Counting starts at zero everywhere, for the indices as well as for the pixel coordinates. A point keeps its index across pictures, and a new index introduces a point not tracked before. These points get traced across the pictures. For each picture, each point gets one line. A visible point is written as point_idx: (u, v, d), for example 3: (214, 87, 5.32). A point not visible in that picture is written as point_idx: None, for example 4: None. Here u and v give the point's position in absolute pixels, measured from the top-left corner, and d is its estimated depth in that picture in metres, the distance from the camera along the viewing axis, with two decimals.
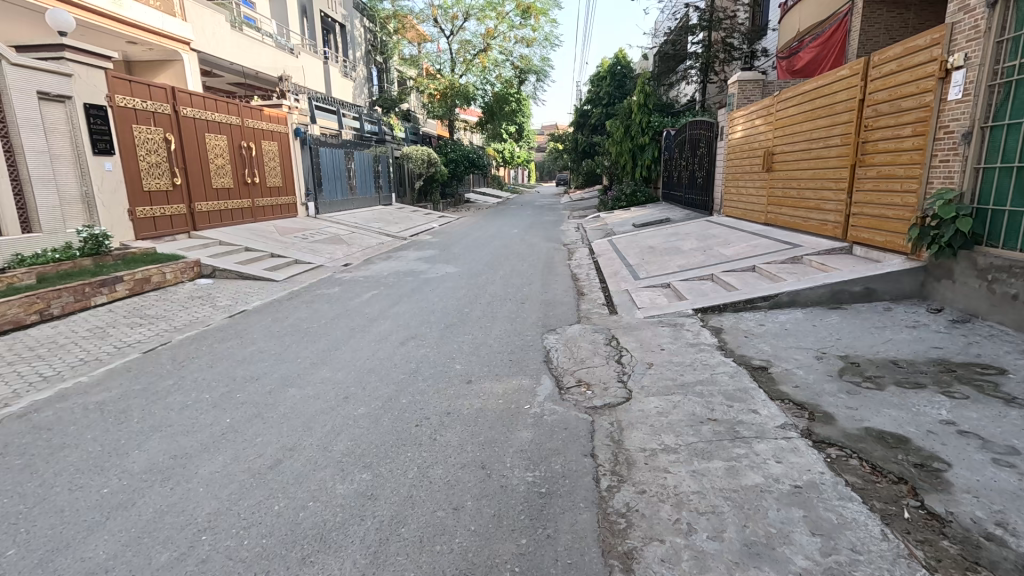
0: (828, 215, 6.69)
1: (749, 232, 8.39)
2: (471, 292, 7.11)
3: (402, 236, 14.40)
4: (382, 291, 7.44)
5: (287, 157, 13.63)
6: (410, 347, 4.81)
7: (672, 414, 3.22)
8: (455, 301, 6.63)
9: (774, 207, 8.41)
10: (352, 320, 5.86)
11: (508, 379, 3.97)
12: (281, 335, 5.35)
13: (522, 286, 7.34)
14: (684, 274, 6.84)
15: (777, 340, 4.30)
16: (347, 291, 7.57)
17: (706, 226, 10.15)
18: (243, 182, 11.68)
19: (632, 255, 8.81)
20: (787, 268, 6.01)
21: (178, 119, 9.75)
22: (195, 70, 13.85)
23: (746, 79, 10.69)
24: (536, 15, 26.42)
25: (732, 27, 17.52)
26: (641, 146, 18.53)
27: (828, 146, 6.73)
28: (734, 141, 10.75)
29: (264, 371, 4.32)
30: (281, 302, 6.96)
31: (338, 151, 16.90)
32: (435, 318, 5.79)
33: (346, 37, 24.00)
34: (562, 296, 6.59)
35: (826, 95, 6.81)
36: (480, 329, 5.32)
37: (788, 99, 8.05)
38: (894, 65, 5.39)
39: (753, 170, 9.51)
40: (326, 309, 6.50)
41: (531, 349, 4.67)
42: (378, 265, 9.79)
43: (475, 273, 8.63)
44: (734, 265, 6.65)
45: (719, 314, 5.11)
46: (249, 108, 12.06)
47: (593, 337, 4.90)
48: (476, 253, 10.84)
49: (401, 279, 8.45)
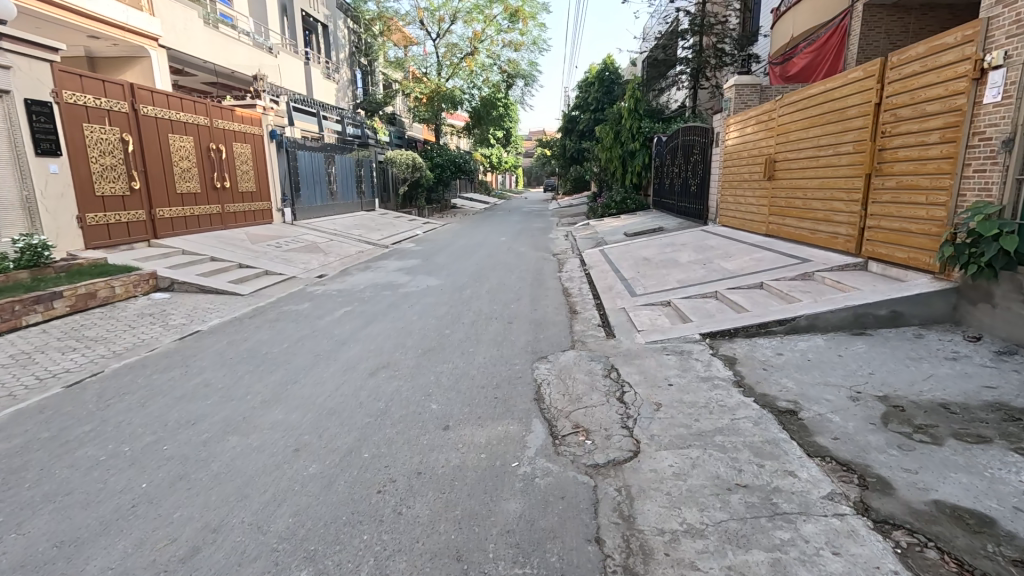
0: (838, 227, 6.23)
1: (750, 244, 7.91)
2: (454, 309, 6.48)
3: (384, 244, 13.76)
4: (356, 307, 6.80)
5: (261, 159, 12.91)
6: (381, 380, 4.18)
7: (692, 477, 2.65)
8: (435, 320, 6.01)
9: (777, 218, 7.95)
10: (317, 344, 5.19)
11: (493, 424, 3.37)
12: (233, 362, 4.67)
13: (509, 303, 6.73)
14: (684, 290, 6.31)
15: (801, 374, 3.76)
16: (317, 307, 6.90)
17: (702, 236, 9.68)
18: (212, 186, 10.95)
19: (627, 268, 8.26)
20: (798, 286, 5.52)
21: (137, 118, 9.02)
22: (164, 68, 13.08)
23: (744, 83, 10.26)
24: (524, 19, 26.02)
25: (723, 32, 17.41)
26: (631, 153, 18.09)
27: (838, 153, 6.28)
28: (730, 147, 10.30)
29: (205, 411, 3.65)
30: (243, 321, 6.26)
31: (318, 154, 16.21)
32: (411, 342, 5.17)
33: (329, 38, 23.32)
34: (554, 315, 6.01)
35: (835, 99, 6.37)
36: (462, 355, 4.71)
37: (791, 103, 7.60)
38: (917, 65, 4.94)
39: (752, 178, 9.07)
40: (290, 329, 5.82)
41: (520, 382, 4.06)
42: (355, 277, 9.11)
43: (459, 286, 8.00)
44: (739, 281, 6.15)
45: (729, 340, 4.57)
46: (220, 107, 11.34)
47: (589, 367, 4.32)
48: (460, 264, 10.22)
49: (378, 292, 7.80)
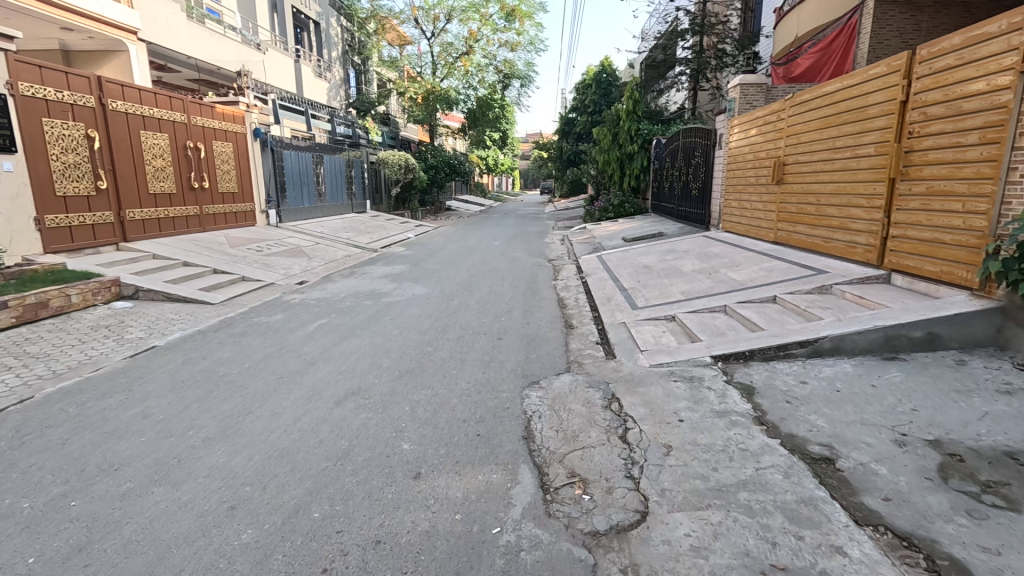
0: (857, 236, 5.74)
1: (758, 252, 7.42)
2: (440, 322, 5.95)
3: (373, 248, 13.22)
4: (334, 319, 6.26)
5: (244, 159, 12.35)
6: (348, 411, 3.63)
7: (715, 554, 2.12)
8: (418, 335, 5.47)
9: (787, 225, 7.45)
10: (284, 363, 4.64)
11: (474, 472, 2.84)
12: (183, 387, 4.11)
13: (500, 315, 6.20)
14: (690, 303, 5.80)
15: (832, 410, 3.24)
16: (292, 318, 6.34)
17: (705, 243, 9.19)
18: (188, 186, 10.38)
19: (626, 277, 7.75)
20: (817, 301, 5.01)
21: (105, 113, 8.45)
22: (144, 63, 12.49)
23: (748, 83, 9.74)
24: (521, 18, 25.56)
25: (724, 32, 17.10)
26: (629, 155, 17.62)
27: (856, 156, 5.79)
28: (734, 150, 9.81)
29: (135, 451, 3.09)
30: (206, 334, 5.70)
31: (306, 154, 15.64)
32: (388, 362, 4.63)
33: (321, 36, 22.74)
34: (548, 331, 5.48)
35: (853, 98, 5.90)
36: (443, 380, 4.17)
37: (802, 102, 7.11)
38: (952, 59, 4.47)
39: (758, 182, 8.59)
40: (258, 344, 5.27)
41: (507, 414, 3.53)
42: (337, 284, 8.55)
43: (447, 295, 7.46)
44: (750, 294, 5.64)
45: (744, 365, 4.04)
46: (198, 103, 10.78)
47: (586, 396, 3.79)
48: (449, 270, 9.70)
49: (360, 302, 7.24)
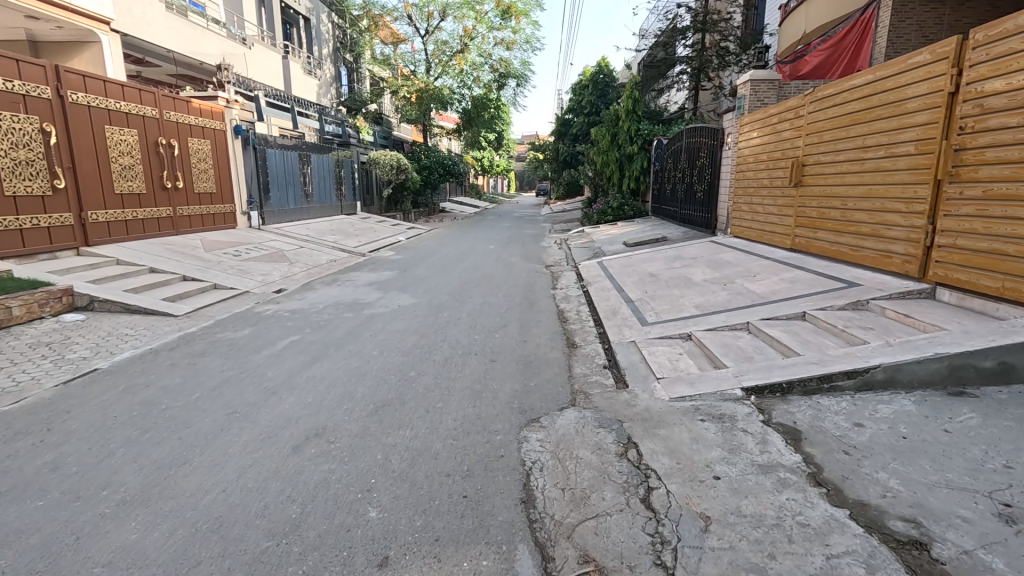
0: (892, 244, 5.15)
1: (775, 261, 6.81)
2: (427, 340, 5.30)
3: (361, 252, 12.56)
4: (308, 334, 5.59)
5: (223, 157, 11.66)
6: (307, 461, 2.96)
7: None
8: (401, 356, 4.81)
9: (807, 231, 6.87)
10: (240, 392, 3.95)
11: (459, 558, 2.18)
12: (114, 425, 3.43)
13: (494, 332, 5.55)
14: (706, 319, 5.17)
15: (904, 466, 2.61)
16: (261, 334, 5.66)
17: (714, 249, 8.60)
18: (160, 186, 9.69)
19: (631, 287, 7.13)
20: (854, 320, 4.40)
21: (63, 106, 7.74)
22: (117, 55, 11.75)
23: (760, 78, 9.14)
24: (517, 16, 24.97)
25: (727, 30, 16.60)
26: (629, 156, 17.03)
27: (891, 155, 5.20)
28: (743, 150, 9.23)
29: (25, 524, 2.40)
30: (161, 353, 5.02)
31: (292, 153, 14.94)
32: (364, 392, 3.96)
33: (311, 32, 22.10)
34: (548, 353, 4.84)
35: (889, 91, 5.29)
36: (425, 417, 3.51)
37: (823, 98, 6.53)
38: (1015, 43, 3.88)
39: (771, 184, 7.99)
40: (216, 367, 4.59)
41: (500, 466, 2.89)
42: (317, 293, 7.88)
43: (437, 306, 6.81)
44: (774, 310, 5.01)
45: (783, 400, 3.41)
46: (172, 97, 10.09)
47: (596, 441, 3.16)
48: (440, 278, 9.04)
49: (340, 314, 6.57)
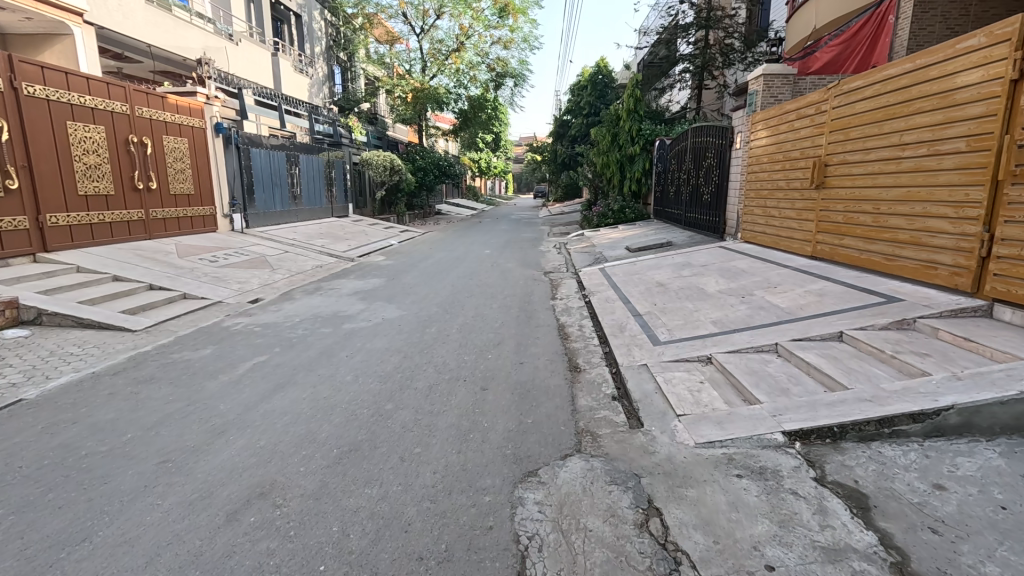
0: (937, 253, 4.57)
1: (796, 271, 6.20)
2: (410, 362, 4.67)
3: (349, 257, 11.94)
4: (277, 354, 4.95)
5: (203, 157, 11.02)
6: (241, 536, 2.32)
7: None
8: (378, 382, 4.18)
9: (830, 237, 6.27)
10: (180, 433, 3.31)
11: None
12: (14, 480, 2.78)
13: (487, 352, 4.92)
14: (727, 340, 4.54)
15: (1018, 554, 1.98)
16: (224, 352, 5.03)
17: (725, 256, 8.00)
18: (131, 187, 9.06)
19: (638, 298, 6.51)
20: (904, 344, 3.78)
21: (18, 99, 7.11)
22: (92, 49, 11.07)
23: (774, 73, 8.50)
24: (515, 14, 24.38)
25: (731, 27, 16.00)
26: (630, 157, 16.43)
27: (936, 153, 4.61)
28: (756, 149, 8.60)
29: None
30: (102, 377, 4.37)
31: (280, 154, 14.32)
32: (328, 432, 3.32)
33: (302, 29, 21.50)
34: (547, 379, 4.22)
35: (932, 81, 4.70)
36: (398, 469, 2.87)
37: (850, 90, 5.93)
38: None
39: (787, 186, 7.40)
40: (162, 397, 3.94)
41: (487, 544, 2.26)
42: (296, 303, 7.25)
43: (424, 320, 6.19)
44: (806, 330, 4.39)
45: (837, 449, 2.78)
46: (146, 92, 9.45)
47: (609, 504, 2.53)
48: (430, 287, 8.42)
49: (317, 328, 5.94)
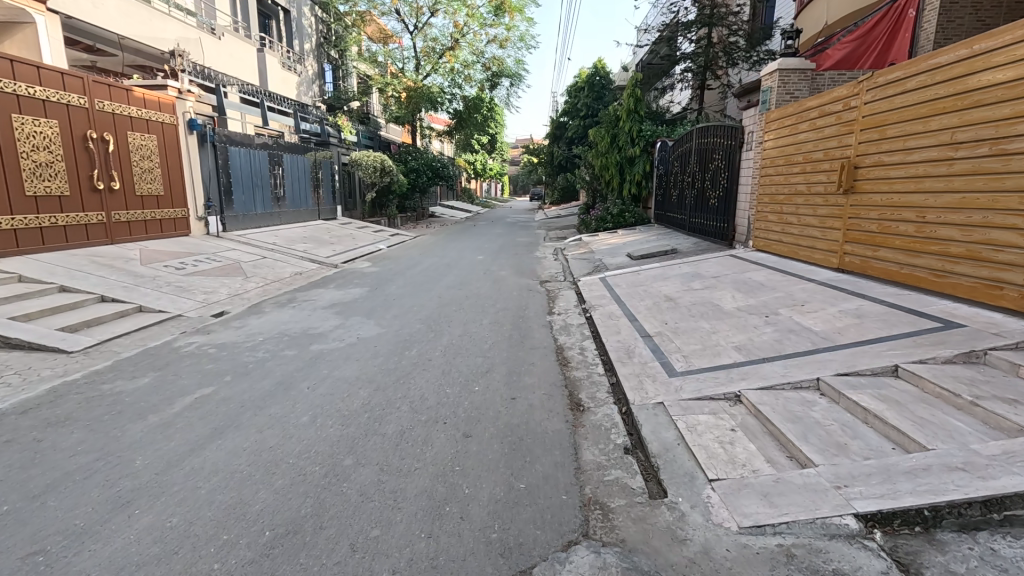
0: (1004, 270, 3.95)
1: (823, 286, 5.51)
2: (381, 397, 3.94)
3: (333, 262, 11.21)
4: (227, 385, 4.21)
5: (174, 155, 10.25)
6: None
7: None
8: (337, 427, 3.45)
9: (861, 248, 5.61)
10: (71, 507, 2.56)
11: None
12: None
13: (473, 384, 4.20)
14: (758, 373, 3.84)
15: None
16: (165, 382, 4.28)
17: (738, 266, 7.31)
18: (89, 187, 8.30)
19: (645, 315, 5.82)
20: (981, 384, 3.10)
21: None
22: (56, 38, 10.24)
23: (790, 68, 7.82)
24: (511, 12, 23.77)
25: (735, 24, 15.37)
26: (630, 159, 15.76)
27: (1002, 152, 3.98)
28: (770, 150, 7.92)
29: None
30: (5, 416, 3.61)
31: (262, 153, 13.56)
32: (264, 504, 2.59)
33: (291, 25, 20.74)
34: (544, 421, 3.51)
35: (996, 67, 4.06)
36: (346, 569, 2.14)
37: (886, 83, 5.28)
38: None
39: (807, 190, 6.73)
40: (69, 446, 3.19)
41: None
42: (264, 318, 6.50)
43: (405, 340, 5.46)
44: (853, 361, 3.69)
45: (933, 546, 2.08)
46: (107, 84, 8.70)
47: None
48: (416, 298, 7.70)
49: (281, 349, 5.20)
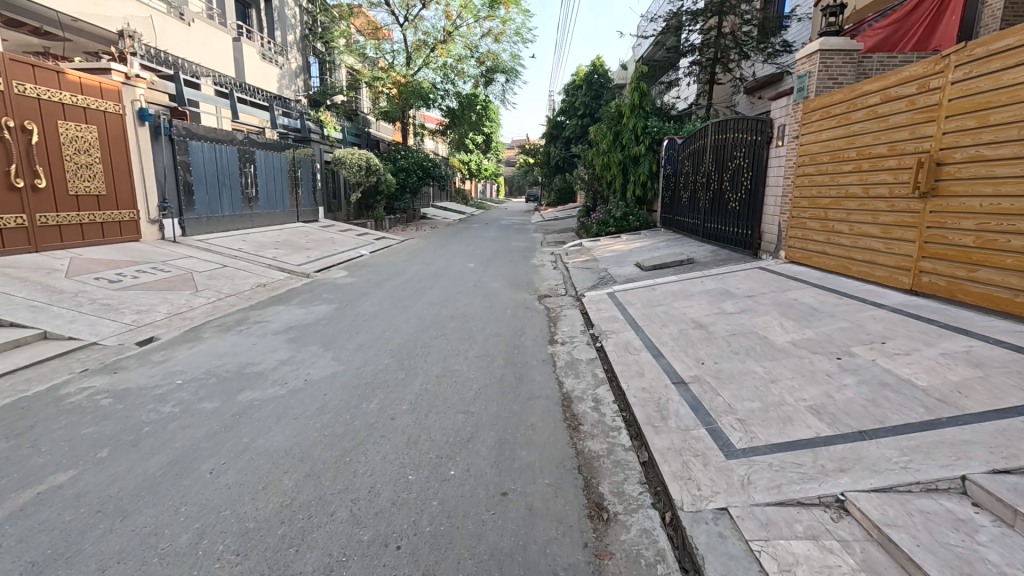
0: None
1: (904, 315, 4.30)
2: (311, 492, 2.69)
3: (305, 271, 9.94)
4: (96, 466, 2.94)
5: (120, 149, 8.97)
6: None
7: None
8: (227, 560, 2.19)
9: (948, 266, 4.41)
10: None
11: None
12: None
13: (449, 466, 2.94)
14: (867, 461, 2.61)
15: None
16: (12, 460, 3.01)
17: (776, 283, 6.11)
18: (6, 185, 7.03)
19: (673, 349, 4.58)
20: None
21: None
22: None
23: (834, 48, 6.63)
24: (507, 4, 22.53)
25: (747, 12, 14.06)
26: (634, 159, 14.55)
27: None
28: (809, 145, 6.74)
29: None
30: None
31: (231, 149, 12.26)
32: None
33: (273, 14, 19.45)
34: (551, 547, 2.27)
35: None
36: None
37: (989, 54, 4.13)
38: None
39: (863, 190, 5.56)
40: None
41: None
42: (196, 347, 5.24)
43: (365, 385, 4.19)
44: (1012, 449, 2.47)
45: None
46: (31, 64, 7.42)
47: None
48: (390, 318, 6.44)
49: (201, 398, 3.94)
